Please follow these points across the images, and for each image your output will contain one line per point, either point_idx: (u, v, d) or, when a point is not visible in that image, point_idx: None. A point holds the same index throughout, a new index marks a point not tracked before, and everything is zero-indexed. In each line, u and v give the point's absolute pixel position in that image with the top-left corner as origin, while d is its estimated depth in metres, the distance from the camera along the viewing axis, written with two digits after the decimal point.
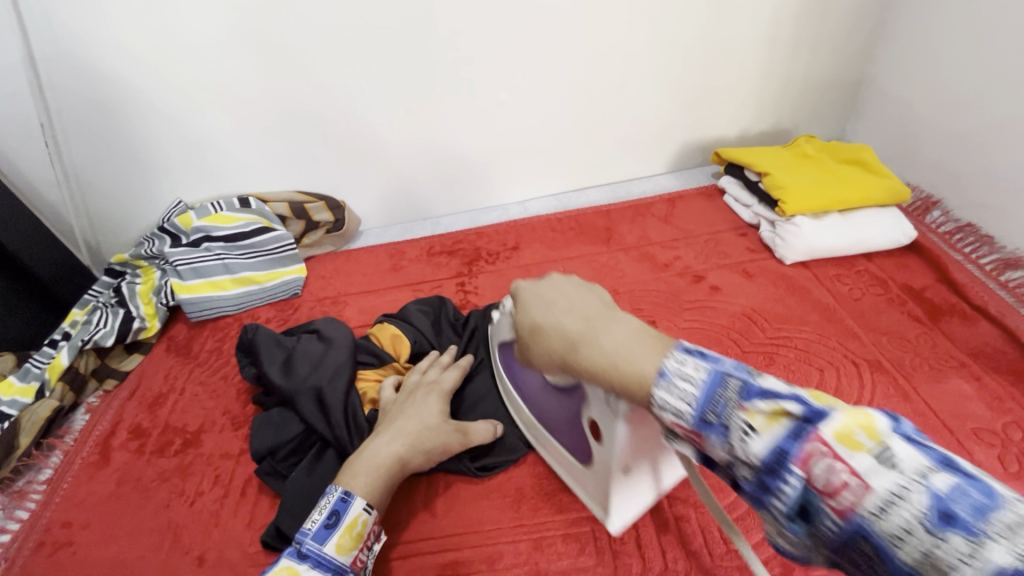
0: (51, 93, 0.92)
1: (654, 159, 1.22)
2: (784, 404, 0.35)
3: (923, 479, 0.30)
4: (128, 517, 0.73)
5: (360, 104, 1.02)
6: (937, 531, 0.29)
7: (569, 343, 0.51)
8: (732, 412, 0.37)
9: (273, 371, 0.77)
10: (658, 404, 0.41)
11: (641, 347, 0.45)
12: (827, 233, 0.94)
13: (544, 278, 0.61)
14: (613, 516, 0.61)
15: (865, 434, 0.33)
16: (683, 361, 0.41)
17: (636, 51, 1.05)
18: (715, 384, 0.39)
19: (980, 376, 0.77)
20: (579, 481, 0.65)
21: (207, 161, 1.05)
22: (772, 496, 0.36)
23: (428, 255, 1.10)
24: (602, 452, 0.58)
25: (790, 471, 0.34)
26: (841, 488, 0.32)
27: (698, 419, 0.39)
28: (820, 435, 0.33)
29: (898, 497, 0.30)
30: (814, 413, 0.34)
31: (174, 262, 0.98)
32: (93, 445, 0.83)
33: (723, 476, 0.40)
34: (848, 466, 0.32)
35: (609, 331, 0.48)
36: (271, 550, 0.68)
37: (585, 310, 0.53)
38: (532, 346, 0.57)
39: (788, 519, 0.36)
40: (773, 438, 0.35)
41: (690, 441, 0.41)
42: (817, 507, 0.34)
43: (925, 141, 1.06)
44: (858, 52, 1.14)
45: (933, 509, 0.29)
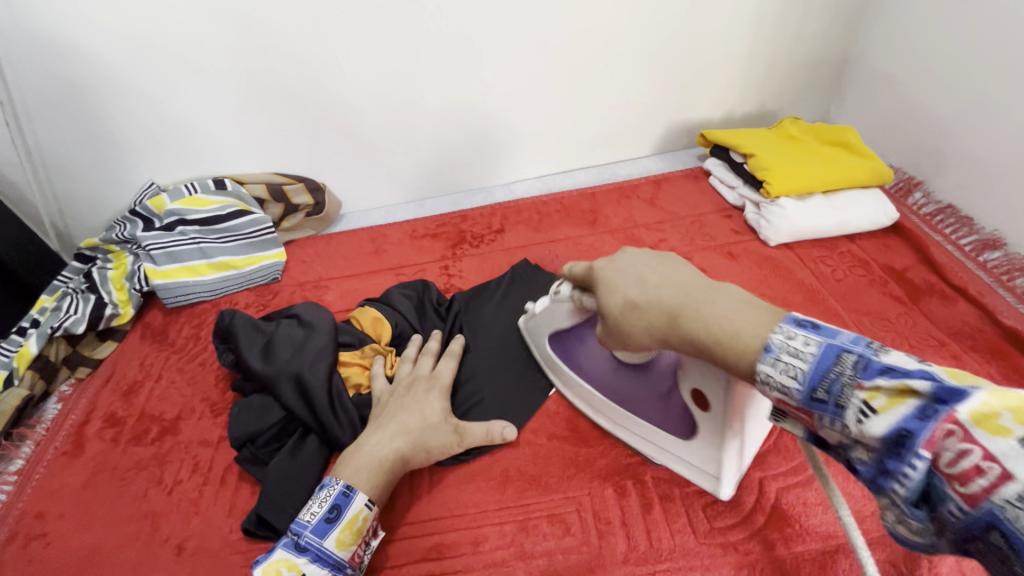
0: (10, 67, 0.87)
1: (640, 140, 1.21)
2: (913, 383, 0.38)
3: None
4: (105, 507, 0.71)
5: (340, 82, 0.99)
6: None
7: (671, 317, 0.52)
8: (848, 391, 0.41)
9: (253, 357, 0.75)
10: (763, 379, 0.45)
11: (745, 315, 0.48)
12: (811, 214, 0.94)
13: (617, 253, 0.62)
14: (725, 482, 0.61)
15: (1010, 418, 0.34)
16: (791, 336, 0.45)
17: (622, 29, 1.03)
18: (829, 358, 0.42)
19: (958, 355, 0.78)
20: (665, 450, 0.65)
21: (180, 141, 1.01)
22: (893, 480, 0.39)
23: (411, 238, 1.08)
24: (708, 419, 0.58)
25: (914, 453, 0.37)
26: (973, 473, 0.35)
27: (807, 395, 0.43)
28: (952, 415, 0.36)
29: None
30: (945, 393, 0.37)
31: (147, 246, 0.95)
32: (66, 434, 0.80)
33: (842, 452, 0.44)
34: (983, 449, 0.34)
35: (712, 303, 0.50)
36: (252, 537, 0.67)
37: (679, 283, 0.54)
38: (622, 322, 0.57)
39: (910, 503, 0.39)
40: (894, 417, 0.38)
41: (802, 419, 0.45)
42: (943, 490, 0.37)
43: (908, 122, 1.06)
44: (844, 32, 1.13)
45: None
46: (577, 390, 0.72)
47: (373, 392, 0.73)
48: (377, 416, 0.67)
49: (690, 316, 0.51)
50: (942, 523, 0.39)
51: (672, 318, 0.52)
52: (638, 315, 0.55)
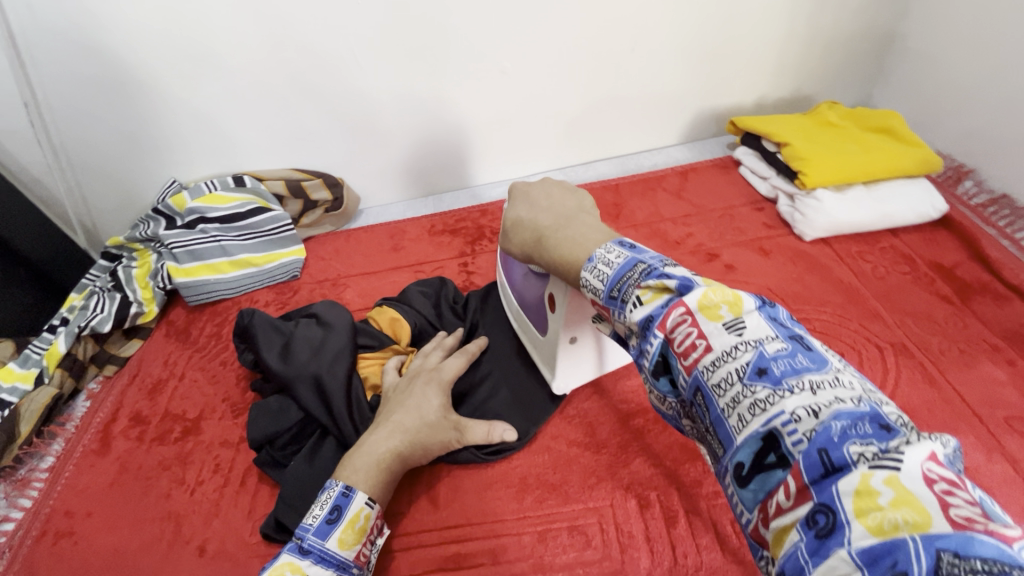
0: (34, 71, 0.88)
1: (667, 129, 1.16)
2: (668, 281, 0.40)
3: (758, 343, 0.35)
4: (131, 506, 0.72)
5: (356, 76, 0.97)
6: (750, 381, 0.34)
7: (537, 238, 0.58)
8: (631, 289, 0.42)
9: (271, 357, 0.75)
10: (583, 283, 0.47)
11: (590, 237, 0.52)
12: (850, 207, 0.89)
13: (535, 180, 0.65)
14: (557, 378, 0.70)
15: (725, 308, 0.38)
16: (610, 250, 0.47)
17: (648, 12, 0.98)
18: (627, 267, 0.44)
19: (1014, 360, 0.72)
20: (539, 351, 0.73)
21: (201, 138, 1.01)
22: (642, 356, 0.41)
23: (430, 234, 1.06)
24: (553, 321, 0.65)
25: (653, 333, 0.39)
26: (691, 348, 0.37)
27: (607, 295, 0.44)
28: (685, 304, 0.38)
29: (730, 356, 0.35)
30: (685, 287, 0.39)
31: (169, 245, 0.96)
32: (94, 433, 0.82)
33: (626, 346, 0.45)
34: (700, 330, 0.37)
35: (567, 228, 0.55)
36: (272, 541, 0.67)
37: (559, 211, 0.59)
38: (510, 235, 0.63)
39: (655, 376, 0.40)
40: (652, 307, 0.40)
41: (604, 316, 0.47)
42: (674, 366, 0.38)
43: (959, 105, 0.99)
44: (890, 7, 1.05)
45: (754, 365, 0.34)
46: (508, 301, 0.78)
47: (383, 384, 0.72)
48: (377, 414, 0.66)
49: (548, 238, 0.56)
50: (679, 400, 0.40)
51: (538, 237, 0.57)
52: (521, 231, 0.61)
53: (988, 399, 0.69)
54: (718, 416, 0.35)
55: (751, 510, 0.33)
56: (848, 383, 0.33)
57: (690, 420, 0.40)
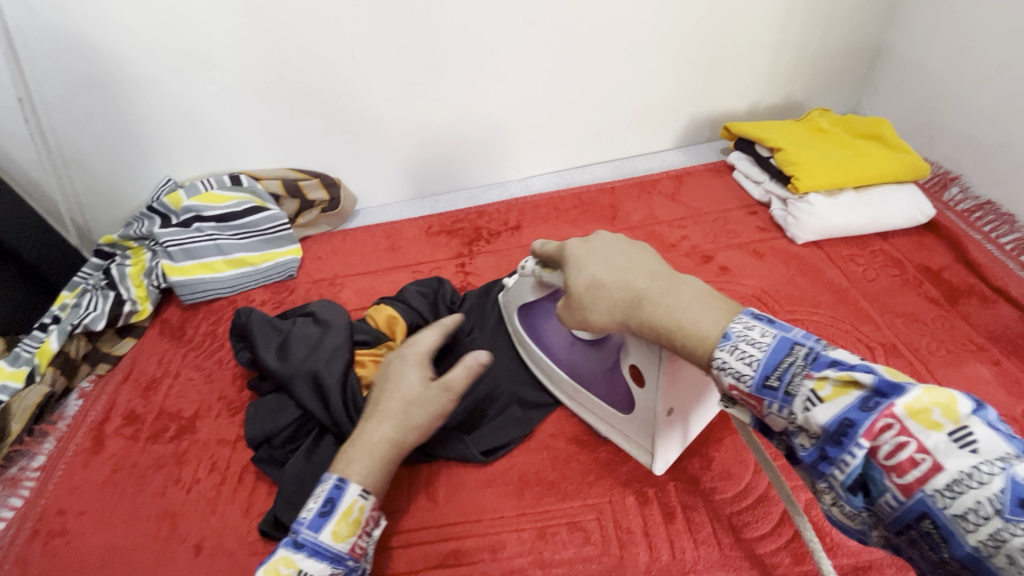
0: (29, 66, 0.88)
1: (661, 133, 1.17)
2: (857, 375, 0.38)
3: (1002, 462, 0.33)
4: (125, 505, 0.72)
5: (355, 77, 0.97)
6: (1012, 515, 0.32)
7: (634, 300, 0.51)
8: (797, 381, 0.40)
9: (268, 356, 0.75)
10: (719, 366, 0.43)
11: (707, 311, 0.46)
12: (841, 211, 0.91)
13: (591, 235, 0.60)
14: (658, 460, 0.61)
15: (943, 415, 0.35)
16: (750, 326, 0.43)
17: (645, 18, 1.00)
18: (782, 350, 0.41)
19: (1000, 360, 0.74)
20: (618, 428, 0.65)
21: (199, 137, 1.01)
22: (834, 467, 0.39)
23: (427, 235, 1.07)
24: (644, 396, 0.58)
25: (856, 444, 0.37)
26: (909, 466, 0.35)
27: (759, 384, 0.41)
28: (890, 410, 0.36)
29: (972, 479, 0.33)
30: (887, 387, 0.37)
31: (165, 243, 0.95)
32: (86, 431, 0.81)
33: (783, 437, 0.43)
34: (921, 444, 0.35)
35: (673, 293, 0.49)
36: (270, 539, 0.66)
37: (648, 270, 0.53)
38: (585, 302, 0.55)
39: (845, 488, 0.39)
40: (839, 408, 0.38)
41: (746, 406, 0.44)
42: (879, 481, 0.38)
43: (944, 114, 1.02)
44: (878, 18, 1.08)
45: (1009, 493, 0.32)
46: (545, 368, 0.72)
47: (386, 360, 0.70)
48: (367, 403, 0.65)
49: (652, 301, 0.49)
50: (877, 517, 0.39)
51: (635, 299, 0.51)
52: (602, 294, 0.54)
53: (975, 397, 0.71)
54: (964, 547, 0.34)
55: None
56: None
57: (889, 532, 0.40)
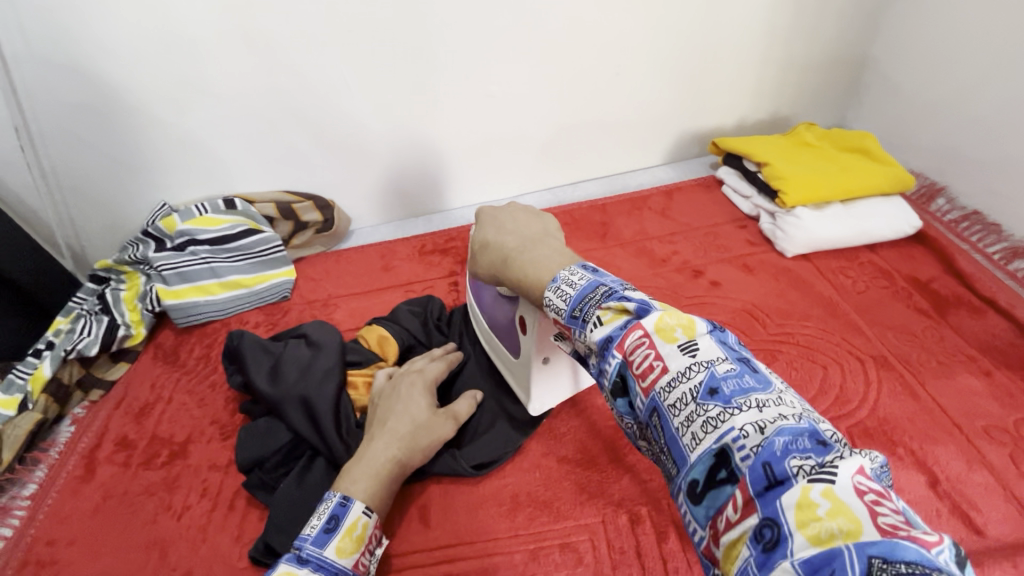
0: (25, 95, 0.89)
1: (651, 149, 1.19)
2: (627, 304, 0.43)
3: (708, 364, 0.38)
4: (116, 533, 0.71)
5: (347, 100, 0.99)
6: (703, 400, 0.37)
7: (505, 257, 0.61)
8: (592, 309, 0.46)
9: (260, 379, 0.75)
10: (547, 303, 0.51)
11: (551, 259, 0.56)
12: (829, 223, 0.92)
13: (502, 205, 0.70)
14: (533, 400, 0.69)
15: (680, 332, 0.41)
16: (574, 272, 0.51)
17: (631, 38, 1.02)
18: (588, 289, 0.48)
19: (990, 371, 0.74)
20: (510, 370, 0.72)
21: (193, 162, 1.02)
22: (604, 375, 0.44)
23: (420, 254, 1.07)
24: (526, 342, 0.65)
25: (612, 353, 0.42)
26: (649, 370, 0.40)
27: (569, 314, 0.48)
28: (643, 327, 0.42)
29: (684, 376, 0.38)
30: (643, 311, 0.43)
31: (159, 267, 0.96)
32: (78, 457, 0.81)
33: (587, 361, 0.49)
34: (658, 352, 0.40)
35: (533, 250, 0.59)
36: (261, 565, 0.66)
37: (527, 233, 0.63)
38: (478, 256, 0.66)
39: (615, 396, 0.43)
40: (610, 327, 0.43)
41: (568, 336, 0.50)
42: (632, 386, 0.41)
43: (929, 126, 1.03)
44: (860, 34, 1.10)
45: (704, 385, 0.37)
46: (476, 321, 0.77)
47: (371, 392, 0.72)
48: (370, 423, 0.66)
49: (512, 258, 0.59)
50: (637, 420, 0.43)
51: (503, 257, 0.61)
52: (489, 252, 0.64)
53: (967, 409, 0.70)
54: (673, 435, 0.38)
55: (705, 526, 0.36)
56: (788, 403, 0.36)
57: (647, 440, 0.43)
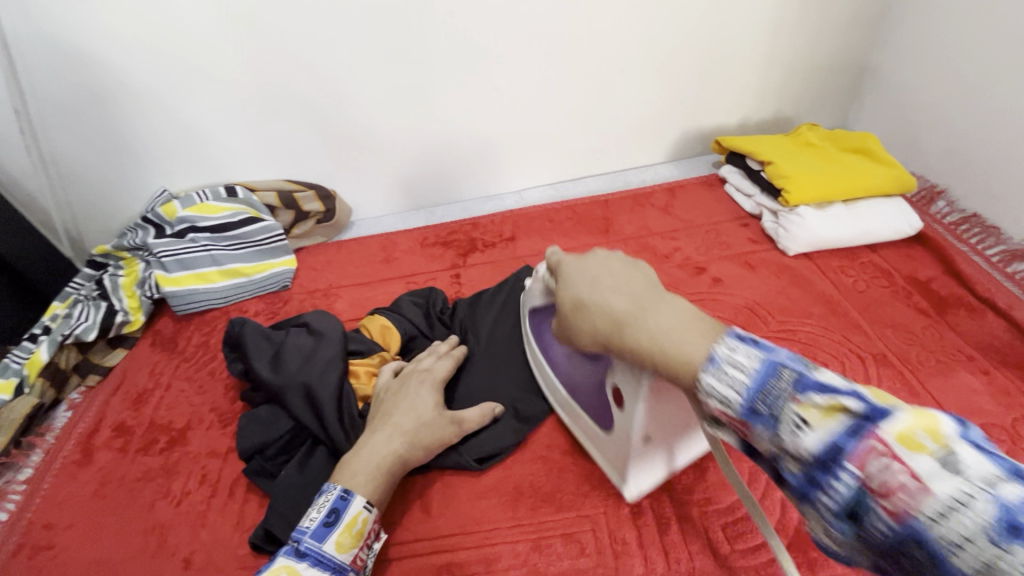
0: (24, 76, 0.88)
1: (654, 147, 1.19)
2: (844, 400, 0.34)
3: (989, 487, 0.28)
4: (113, 518, 0.71)
5: (350, 89, 0.98)
6: (1001, 541, 0.27)
7: (614, 324, 0.50)
8: (784, 404, 0.36)
9: (261, 367, 0.74)
10: (704, 389, 0.40)
11: (689, 336, 0.44)
12: (831, 223, 0.92)
13: (588, 253, 0.59)
14: (629, 484, 0.62)
15: (928, 437, 0.31)
16: (734, 348, 0.40)
17: (637, 34, 1.02)
18: (768, 372, 0.37)
19: (989, 370, 0.75)
20: (596, 445, 0.66)
21: (195, 148, 1.01)
22: (819, 491, 0.34)
23: (422, 246, 1.07)
24: (623, 419, 0.58)
25: (842, 467, 0.33)
26: (896, 490, 0.30)
27: (745, 408, 0.38)
28: (879, 435, 0.32)
29: (960, 504, 0.28)
30: (875, 411, 0.33)
31: (158, 253, 0.95)
32: (75, 443, 0.80)
33: (772, 467, 0.39)
34: (908, 468, 0.30)
35: (655, 314, 0.47)
36: (260, 552, 0.65)
37: (634, 291, 0.51)
38: (573, 322, 0.54)
39: (836, 517, 0.34)
40: (828, 433, 0.33)
41: (735, 430, 0.40)
42: (868, 508, 0.32)
43: (929, 130, 1.04)
44: (863, 37, 1.11)
45: (998, 519, 0.27)
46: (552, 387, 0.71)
47: (375, 388, 0.72)
48: (374, 417, 0.66)
49: (634, 327, 0.47)
50: (866, 543, 0.33)
51: (615, 323, 0.49)
52: (589, 315, 0.52)
53: (966, 408, 0.71)
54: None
55: None
56: None
57: (887, 565, 0.33)
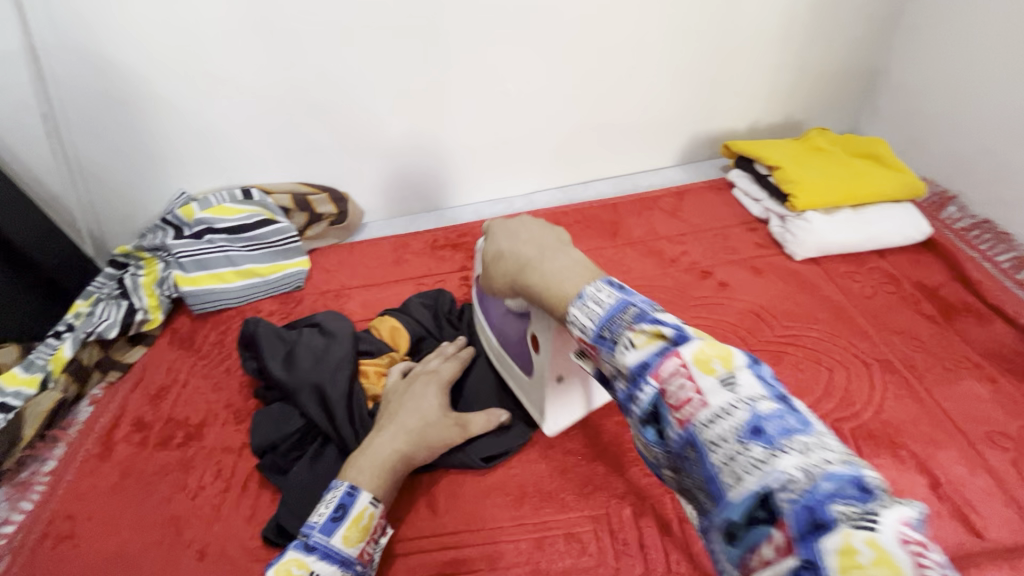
0: (52, 83, 0.91)
1: (663, 151, 1.20)
2: (664, 329, 0.39)
3: (751, 402, 0.34)
4: (132, 510, 0.73)
5: (364, 94, 1.00)
6: (745, 441, 0.33)
7: (522, 266, 0.56)
8: (622, 331, 0.41)
9: (274, 365, 0.77)
10: (570, 320, 0.46)
11: (574, 274, 0.51)
12: (839, 228, 0.92)
13: (516, 215, 0.64)
14: (548, 420, 0.69)
15: (720, 362, 0.36)
16: (600, 289, 0.46)
17: (647, 39, 1.03)
18: (618, 309, 0.43)
19: (996, 378, 0.75)
20: (525, 391, 0.73)
21: (213, 152, 1.04)
22: (633, 403, 0.39)
23: (432, 248, 1.09)
24: (539, 361, 0.65)
25: (646, 381, 0.38)
26: (685, 402, 0.36)
27: (597, 335, 0.43)
28: (680, 355, 0.37)
29: (725, 414, 0.34)
30: (680, 337, 0.38)
31: (177, 254, 0.98)
32: (96, 437, 0.83)
33: (612, 389, 0.44)
34: (696, 385, 0.36)
35: (554, 259, 0.54)
36: (272, 546, 0.68)
37: (543, 242, 0.58)
38: (492, 270, 0.62)
39: (643, 423, 0.39)
40: (645, 353, 0.39)
41: (591, 357, 0.45)
42: (665, 417, 0.37)
43: (941, 135, 1.03)
44: (875, 41, 1.11)
45: (747, 425, 0.33)
46: (485, 337, 0.77)
47: (384, 388, 0.74)
48: (381, 417, 0.68)
49: (532, 269, 0.54)
50: (666, 452, 0.38)
51: (521, 267, 0.56)
52: (503, 263, 0.60)
53: (971, 415, 0.71)
54: (712, 473, 0.34)
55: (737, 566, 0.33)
56: (834, 448, 0.32)
57: (676, 472, 0.38)
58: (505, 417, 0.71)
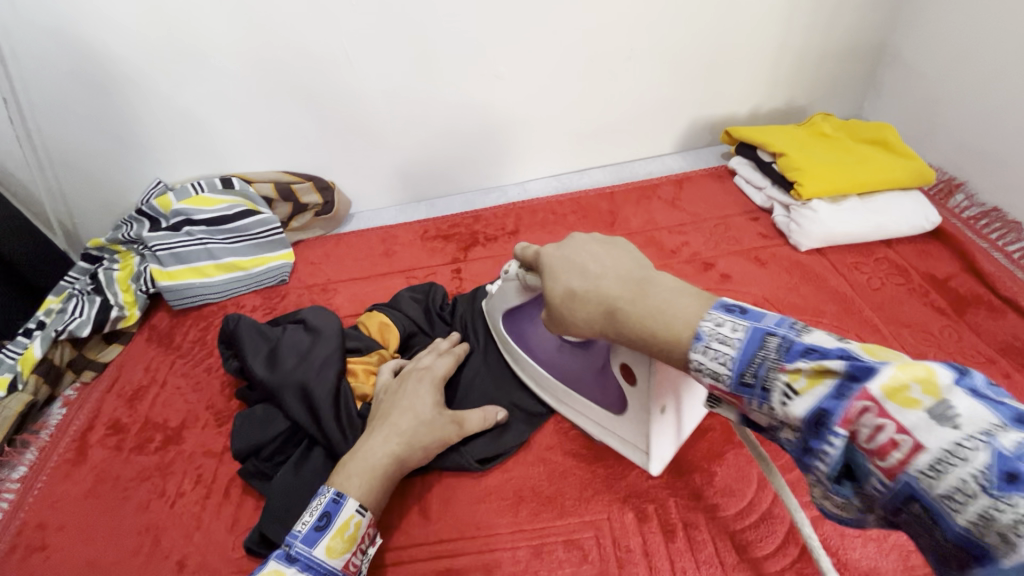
0: (14, 65, 0.86)
1: (662, 137, 1.16)
2: (827, 363, 0.35)
3: (985, 436, 0.29)
4: (107, 518, 0.69)
5: (350, 78, 0.95)
6: (995, 491, 0.29)
7: (608, 309, 0.49)
8: (772, 373, 0.38)
9: (257, 365, 0.72)
10: (695, 366, 0.42)
11: (683, 305, 0.45)
12: (845, 218, 0.89)
13: (566, 238, 0.57)
14: (652, 459, 0.60)
15: (920, 390, 0.32)
16: (720, 322, 0.41)
17: (646, 20, 0.98)
18: (755, 343, 0.39)
19: (1009, 373, 0.73)
20: (609, 430, 0.64)
21: (191, 139, 0.99)
22: (817, 457, 0.36)
23: (423, 240, 1.05)
24: (634, 393, 0.57)
25: (833, 432, 0.34)
26: (890, 448, 0.32)
27: (736, 380, 0.39)
28: (865, 393, 0.33)
29: (954, 457, 0.30)
30: (860, 369, 0.34)
31: (153, 246, 0.93)
32: (70, 440, 0.79)
33: (773, 433, 0.41)
34: (898, 423, 0.32)
35: (652, 291, 0.47)
36: (255, 556, 0.64)
37: (620, 272, 0.50)
38: (562, 311, 0.53)
39: (836, 477, 0.36)
40: (814, 398, 0.35)
41: (731, 402, 0.42)
42: (867, 468, 0.34)
43: (948, 120, 1.00)
44: (881, 22, 1.07)
45: (994, 468, 0.29)
46: (534, 371, 0.70)
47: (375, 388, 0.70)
48: (371, 419, 0.64)
49: (625, 309, 0.47)
50: (875, 500, 0.35)
51: (608, 309, 0.49)
52: (583, 304, 0.51)
53: None
54: (957, 529, 0.30)
55: None
56: None
57: (887, 517, 0.35)
58: (500, 416, 0.68)
